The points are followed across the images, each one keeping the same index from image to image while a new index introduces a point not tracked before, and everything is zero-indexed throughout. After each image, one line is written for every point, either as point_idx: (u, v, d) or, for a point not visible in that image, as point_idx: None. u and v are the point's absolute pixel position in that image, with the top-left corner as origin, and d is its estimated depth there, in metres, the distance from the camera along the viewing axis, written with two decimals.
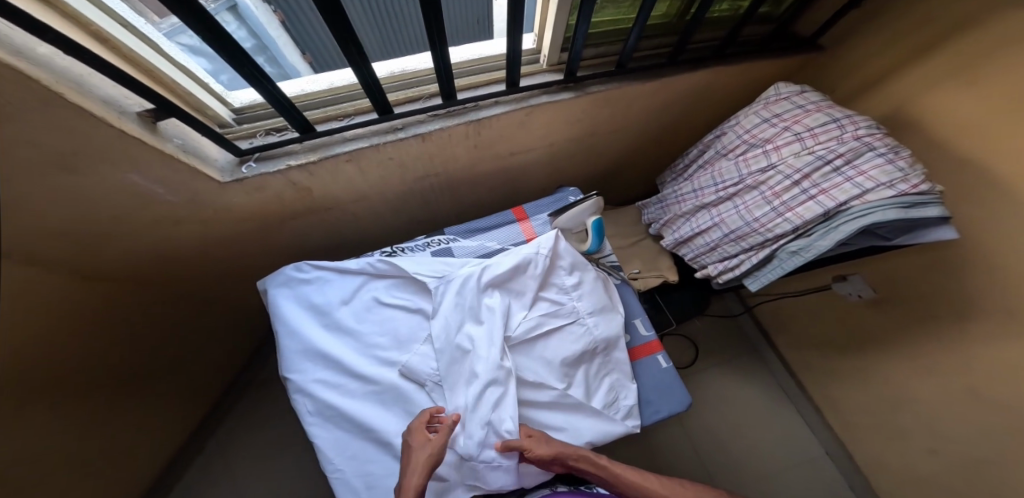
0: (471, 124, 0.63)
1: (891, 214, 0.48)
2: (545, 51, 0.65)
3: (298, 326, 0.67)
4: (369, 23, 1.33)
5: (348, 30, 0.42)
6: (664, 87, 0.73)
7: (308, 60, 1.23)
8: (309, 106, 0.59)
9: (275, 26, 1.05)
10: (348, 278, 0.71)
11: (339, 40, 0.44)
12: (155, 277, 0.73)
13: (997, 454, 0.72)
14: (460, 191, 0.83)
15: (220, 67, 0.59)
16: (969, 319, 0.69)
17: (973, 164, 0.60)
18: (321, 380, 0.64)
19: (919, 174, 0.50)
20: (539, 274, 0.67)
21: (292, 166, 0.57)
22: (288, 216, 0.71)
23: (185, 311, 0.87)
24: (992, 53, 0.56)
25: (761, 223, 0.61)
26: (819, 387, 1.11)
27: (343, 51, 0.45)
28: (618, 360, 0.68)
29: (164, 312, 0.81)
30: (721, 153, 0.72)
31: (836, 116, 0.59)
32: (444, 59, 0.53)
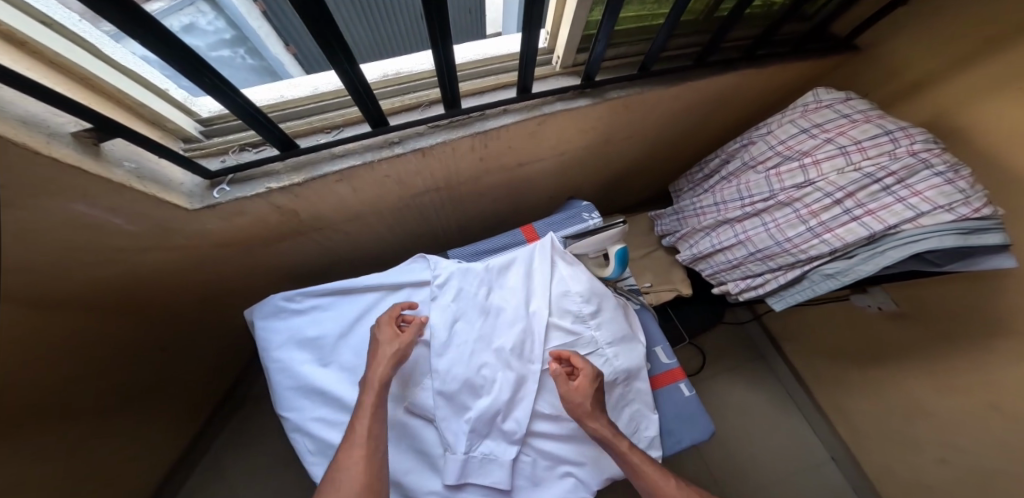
0: (478, 135, 0.56)
1: (950, 242, 0.43)
2: (560, 52, 0.58)
3: (291, 363, 0.60)
4: (362, 19, 1.24)
5: (333, 32, 0.35)
6: (687, 91, 0.66)
7: (293, 52, 1.13)
8: (291, 116, 0.51)
9: (255, 15, 0.93)
10: (346, 308, 0.64)
11: (321, 43, 0.36)
12: (94, 321, 0.58)
13: (1014, 474, 0.70)
14: (462, 204, 0.76)
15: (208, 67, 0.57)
16: (998, 338, 0.67)
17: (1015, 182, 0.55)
18: (321, 419, 0.58)
19: (980, 197, 0.45)
20: (552, 268, 0.65)
21: (274, 189, 0.50)
22: (271, 238, 0.62)
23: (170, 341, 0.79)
24: None
25: (794, 243, 0.57)
26: (829, 398, 1.09)
27: (325, 53, 0.37)
28: (641, 391, 0.64)
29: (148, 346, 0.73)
30: (749, 165, 0.67)
31: (888, 128, 0.54)
32: (449, 61, 0.45)
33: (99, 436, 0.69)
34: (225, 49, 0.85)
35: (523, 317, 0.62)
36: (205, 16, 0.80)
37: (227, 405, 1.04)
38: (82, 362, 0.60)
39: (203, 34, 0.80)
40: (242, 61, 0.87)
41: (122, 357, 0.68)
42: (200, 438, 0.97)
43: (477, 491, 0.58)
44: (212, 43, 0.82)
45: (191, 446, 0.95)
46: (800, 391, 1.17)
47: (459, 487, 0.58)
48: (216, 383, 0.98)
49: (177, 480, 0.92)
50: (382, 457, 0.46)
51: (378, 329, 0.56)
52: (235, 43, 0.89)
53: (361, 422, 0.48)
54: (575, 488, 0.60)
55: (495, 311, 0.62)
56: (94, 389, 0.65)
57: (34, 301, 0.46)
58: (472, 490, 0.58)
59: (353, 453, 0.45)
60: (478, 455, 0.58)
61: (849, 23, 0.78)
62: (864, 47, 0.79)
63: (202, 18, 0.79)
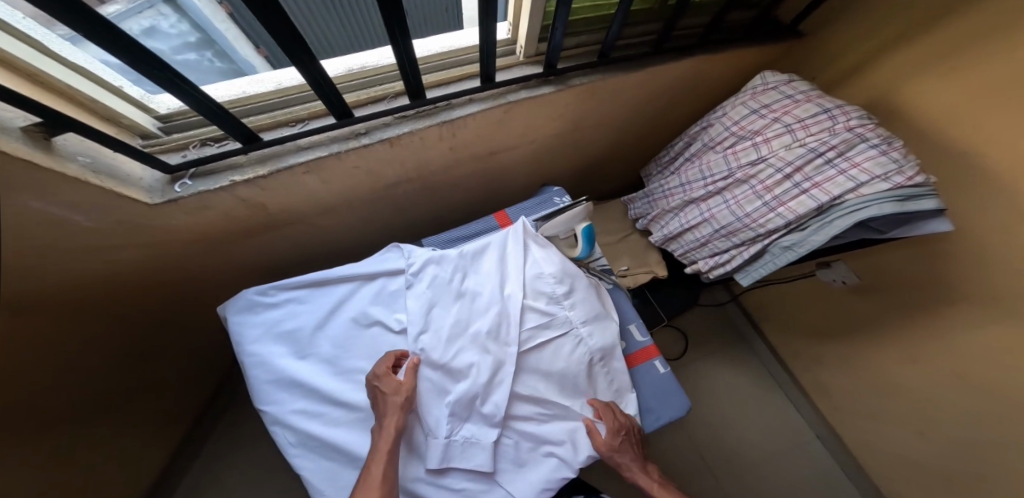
0: (444, 125, 0.58)
1: (888, 208, 0.46)
2: (522, 42, 0.59)
3: (267, 356, 0.61)
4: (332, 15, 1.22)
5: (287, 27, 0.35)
6: (650, 77, 0.69)
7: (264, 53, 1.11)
8: (253, 110, 0.51)
9: (221, 16, 0.90)
10: (321, 301, 0.65)
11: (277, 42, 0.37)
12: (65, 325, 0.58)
13: (975, 431, 0.75)
14: (436, 195, 0.77)
15: None
16: (951, 303, 0.71)
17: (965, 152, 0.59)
18: (301, 410, 0.59)
19: (913, 166, 0.48)
20: (524, 253, 0.67)
21: (238, 182, 0.49)
22: (242, 233, 0.63)
23: (150, 346, 0.78)
24: (979, 41, 0.55)
25: (753, 218, 0.60)
26: (807, 372, 1.13)
27: (284, 50, 0.38)
28: (618, 370, 0.66)
29: (125, 352, 0.72)
30: (709, 146, 0.70)
31: (827, 106, 0.57)
32: (408, 54, 0.46)
33: (81, 446, 0.68)
34: (190, 54, 0.82)
35: (498, 300, 0.64)
36: (162, 26, 0.78)
37: (213, 409, 1.02)
38: (59, 368, 0.59)
39: (166, 44, 0.78)
40: (212, 66, 0.85)
41: (101, 363, 0.67)
42: (187, 446, 0.95)
43: (463, 474, 0.60)
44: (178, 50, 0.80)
45: (179, 453, 0.94)
46: (775, 364, 1.22)
47: (443, 472, 0.59)
48: (200, 388, 0.97)
49: (167, 488, 0.91)
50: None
51: (378, 377, 0.55)
52: (201, 46, 0.88)
53: (376, 465, 0.50)
54: (558, 468, 0.61)
55: (469, 295, 0.64)
56: (73, 397, 0.64)
57: (8, 304, 0.46)
58: (457, 473, 0.60)
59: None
60: (459, 439, 0.59)
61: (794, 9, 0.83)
62: (814, 31, 0.83)
63: (160, 27, 0.78)
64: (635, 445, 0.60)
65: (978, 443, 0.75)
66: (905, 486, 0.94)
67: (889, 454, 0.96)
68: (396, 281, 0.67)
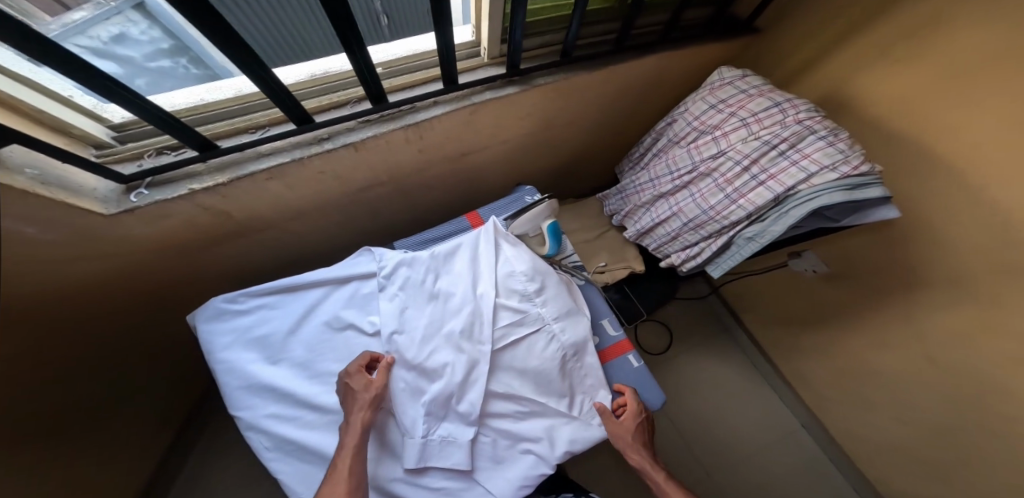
0: (410, 128, 0.58)
1: (837, 197, 0.48)
2: (485, 43, 0.60)
3: (239, 362, 0.62)
4: None
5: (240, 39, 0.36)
6: (612, 75, 0.71)
7: None
8: (212, 117, 0.51)
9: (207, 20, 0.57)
10: (292, 306, 0.67)
11: (228, 51, 0.37)
12: None
13: (950, 413, 0.77)
14: (410, 197, 0.77)
15: (133, 71, 0.50)
16: (915, 288, 0.73)
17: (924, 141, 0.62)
18: (275, 414, 0.60)
19: (859, 155, 0.50)
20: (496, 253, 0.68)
21: (196, 190, 0.50)
22: (209, 241, 0.62)
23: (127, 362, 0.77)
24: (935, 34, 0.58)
25: (717, 210, 0.61)
26: (788, 362, 1.15)
27: (233, 58, 0.38)
28: (591, 364, 0.67)
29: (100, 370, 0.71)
30: (674, 141, 0.71)
31: (778, 100, 0.59)
32: (365, 61, 0.47)
33: (62, 466, 0.67)
34: (165, 62, 0.53)
35: (471, 300, 0.64)
36: (140, 29, 0.49)
37: (195, 422, 1.00)
38: (32, 390, 0.57)
39: (136, 49, 0.49)
40: (191, 78, 0.57)
41: (76, 382, 0.66)
42: (170, 460, 0.93)
43: (442, 473, 0.60)
44: (150, 56, 0.51)
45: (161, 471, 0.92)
46: (756, 353, 1.25)
47: (422, 471, 0.59)
48: (181, 402, 0.95)
49: None
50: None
51: (348, 376, 0.56)
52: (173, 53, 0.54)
53: (343, 460, 0.51)
54: (535, 465, 0.61)
55: (442, 295, 0.65)
56: (49, 417, 0.62)
57: None
58: (436, 472, 0.60)
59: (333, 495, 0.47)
60: (436, 438, 0.59)
61: (752, 6, 0.86)
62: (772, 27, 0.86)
63: (135, 31, 0.48)
64: (647, 429, 0.64)
65: (950, 422, 0.77)
66: (886, 467, 0.97)
67: (868, 437, 0.99)
68: (367, 284, 0.68)
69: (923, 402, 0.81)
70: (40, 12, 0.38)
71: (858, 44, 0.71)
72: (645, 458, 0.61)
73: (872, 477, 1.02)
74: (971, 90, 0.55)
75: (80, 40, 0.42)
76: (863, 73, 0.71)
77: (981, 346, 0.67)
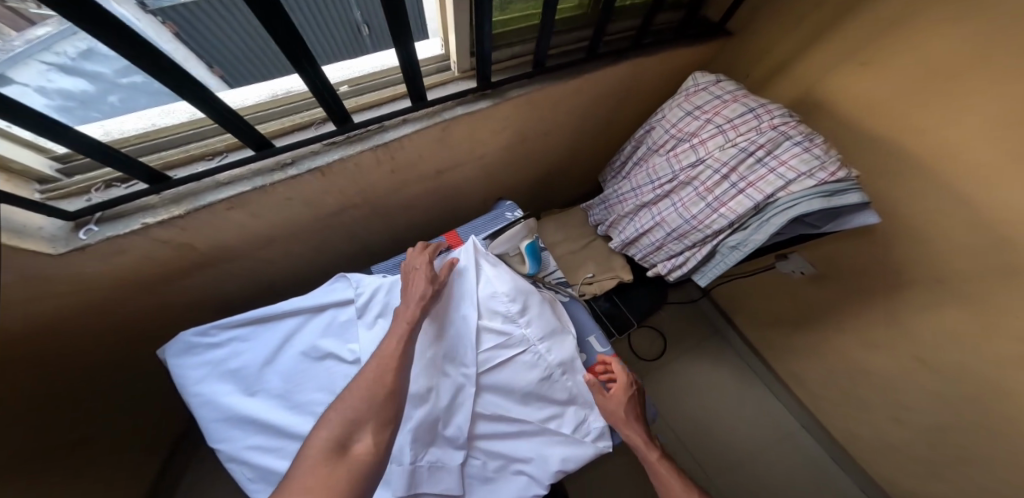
0: (380, 148, 0.56)
1: (816, 205, 0.47)
2: (454, 57, 0.59)
3: (214, 397, 0.60)
4: None
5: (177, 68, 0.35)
6: (587, 83, 0.70)
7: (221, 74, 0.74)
8: (165, 145, 0.48)
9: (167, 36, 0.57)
10: (266, 338, 0.64)
11: (162, 78, 0.35)
12: None
13: (950, 411, 0.75)
14: (387, 217, 0.75)
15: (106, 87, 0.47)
16: (901, 288, 0.73)
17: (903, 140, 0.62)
18: (255, 445, 0.58)
19: (836, 160, 0.49)
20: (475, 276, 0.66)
21: (151, 224, 0.47)
22: (174, 274, 0.59)
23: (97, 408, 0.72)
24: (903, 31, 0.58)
25: (699, 220, 0.60)
26: (782, 362, 1.14)
27: (171, 85, 0.36)
28: (580, 382, 0.65)
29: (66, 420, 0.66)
30: (653, 149, 0.70)
31: (752, 105, 0.59)
32: (322, 81, 0.45)
33: None
34: (138, 77, 0.49)
35: (452, 323, 0.64)
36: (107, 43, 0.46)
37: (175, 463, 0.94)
38: None
39: (107, 65, 0.47)
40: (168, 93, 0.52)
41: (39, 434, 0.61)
42: None
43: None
44: (122, 72, 0.48)
45: None
46: (750, 355, 1.24)
47: None
48: (162, 442, 0.90)
49: None
50: (401, 372, 0.52)
51: (417, 265, 0.64)
52: None
53: (391, 341, 0.55)
54: (528, 486, 0.59)
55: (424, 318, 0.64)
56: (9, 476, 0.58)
57: None
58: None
59: (381, 361, 0.53)
60: (425, 464, 0.56)
61: (722, 9, 0.86)
62: (744, 30, 0.87)
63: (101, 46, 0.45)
64: (638, 403, 0.62)
65: (951, 421, 0.76)
66: (888, 466, 0.96)
67: (868, 436, 0.98)
68: (346, 310, 0.66)
69: (921, 401, 0.80)
70: (7, 28, 0.38)
71: (827, 46, 0.71)
72: (640, 431, 0.59)
73: (874, 475, 1.01)
74: (941, 89, 0.56)
75: (47, 57, 0.42)
76: (835, 75, 0.71)
77: (968, 342, 0.66)
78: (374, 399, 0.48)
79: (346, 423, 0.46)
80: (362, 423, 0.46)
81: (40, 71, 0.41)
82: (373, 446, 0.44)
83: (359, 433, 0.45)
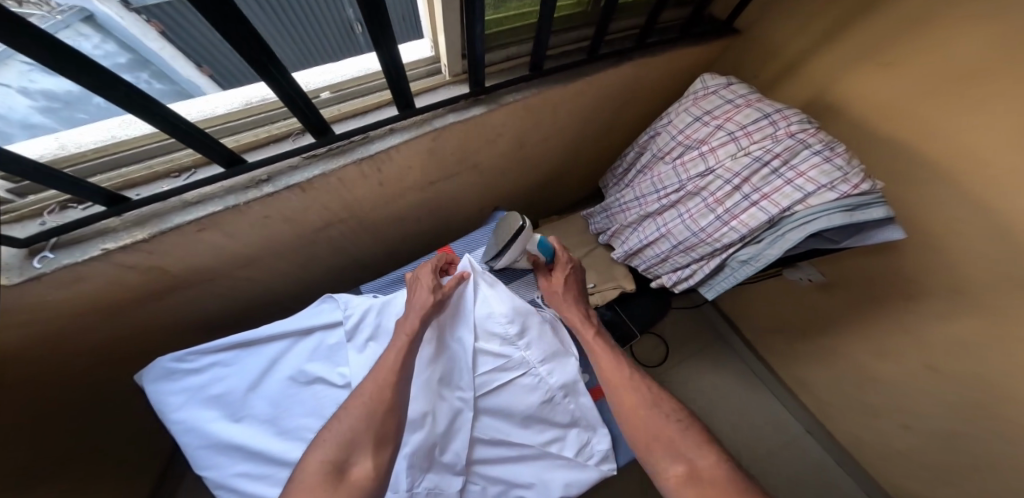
0: (364, 161, 0.52)
1: (837, 220, 0.44)
2: (444, 60, 0.55)
3: (194, 424, 0.56)
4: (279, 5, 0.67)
5: (116, 79, 0.31)
6: (588, 86, 0.66)
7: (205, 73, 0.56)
8: (126, 159, 0.44)
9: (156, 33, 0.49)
10: (251, 362, 0.60)
11: (99, 90, 0.32)
12: None
13: (966, 425, 0.72)
14: (377, 230, 0.71)
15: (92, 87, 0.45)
16: (916, 299, 0.69)
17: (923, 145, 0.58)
18: (243, 473, 0.54)
19: (858, 172, 0.45)
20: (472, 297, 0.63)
21: (112, 250, 0.43)
22: (148, 299, 0.55)
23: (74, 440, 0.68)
24: (923, 30, 0.55)
25: (708, 233, 0.56)
26: (788, 370, 1.11)
27: (105, 96, 0.32)
28: (584, 405, 0.61)
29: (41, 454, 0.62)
30: (658, 156, 0.67)
31: (767, 110, 0.55)
32: (294, 88, 0.41)
33: None
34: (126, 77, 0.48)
35: (448, 346, 0.61)
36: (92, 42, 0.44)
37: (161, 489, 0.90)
38: None
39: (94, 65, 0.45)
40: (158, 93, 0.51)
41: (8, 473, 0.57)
42: None
43: None
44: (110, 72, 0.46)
45: None
46: (755, 360, 1.21)
47: None
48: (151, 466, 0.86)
49: None
50: (401, 386, 0.49)
51: (419, 277, 0.62)
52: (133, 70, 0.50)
53: (391, 354, 0.52)
54: None
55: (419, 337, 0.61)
56: None
57: None
58: None
59: (379, 376, 0.49)
60: (422, 492, 0.52)
61: (728, 6, 0.82)
62: (751, 28, 0.83)
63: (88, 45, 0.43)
64: (581, 289, 0.69)
65: (968, 435, 0.73)
66: (898, 477, 0.93)
67: (877, 445, 0.95)
68: (334, 331, 0.62)
69: (935, 412, 0.77)
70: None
71: (841, 45, 0.67)
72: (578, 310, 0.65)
73: (882, 482, 0.98)
74: (965, 91, 0.52)
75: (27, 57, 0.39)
76: (849, 75, 0.67)
77: (986, 352, 0.63)
78: (372, 418, 0.45)
79: (341, 444, 0.42)
80: (358, 444, 0.43)
81: (21, 73, 0.39)
82: (372, 469, 0.41)
83: (356, 455, 0.42)
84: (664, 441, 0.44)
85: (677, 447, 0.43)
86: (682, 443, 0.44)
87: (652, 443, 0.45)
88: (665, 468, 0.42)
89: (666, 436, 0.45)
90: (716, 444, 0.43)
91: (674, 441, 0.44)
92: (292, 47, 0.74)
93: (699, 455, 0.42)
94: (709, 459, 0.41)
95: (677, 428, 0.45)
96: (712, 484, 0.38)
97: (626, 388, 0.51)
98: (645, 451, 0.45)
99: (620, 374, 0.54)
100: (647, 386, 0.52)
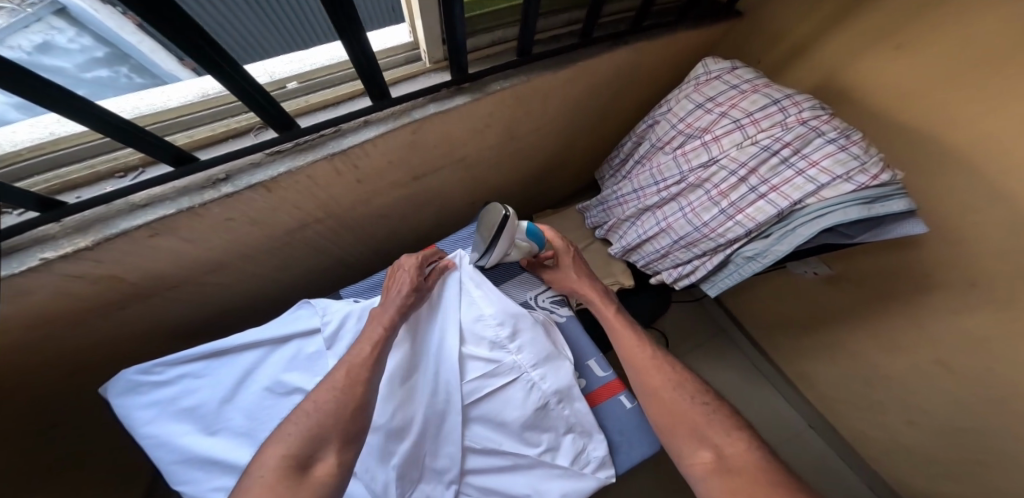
0: (335, 157, 0.48)
1: (856, 213, 0.39)
2: (424, 45, 0.50)
3: (165, 438, 0.52)
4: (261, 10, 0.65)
5: (48, 83, 0.27)
6: (581, 73, 0.61)
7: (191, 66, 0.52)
8: (65, 159, 0.40)
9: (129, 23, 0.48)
10: (224, 371, 0.56)
11: (32, 97, 0.27)
12: None
13: (976, 422, 0.70)
14: (359, 229, 0.67)
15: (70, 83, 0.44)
16: (925, 293, 0.66)
17: (938, 132, 0.54)
18: (218, 491, 0.50)
19: (876, 162, 0.41)
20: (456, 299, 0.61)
21: (51, 259, 0.38)
22: (110, 309, 0.51)
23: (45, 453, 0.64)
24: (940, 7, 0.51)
25: (711, 228, 0.53)
26: (792, 365, 1.08)
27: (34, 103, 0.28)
28: (579, 411, 0.57)
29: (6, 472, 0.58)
30: (657, 146, 0.63)
31: (775, 96, 0.51)
32: (253, 83, 0.37)
33: None
34: (103, 71, 0.47)
35: (435, 349, 0.57)
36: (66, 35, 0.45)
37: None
38: None
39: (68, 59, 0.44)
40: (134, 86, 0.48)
41: None
42: None
43: None
44: (85, 67, 0.46)
45: None
46: (759, 355, 1.18)
47: None
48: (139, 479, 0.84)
49: None
50: (374, 381, 0.46)
51: (402, 275, 0.61)
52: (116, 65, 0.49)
53: (362, 346, 0.50)
54: None
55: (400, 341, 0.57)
56: None
57: None
58: None
59: (353, 363, 0.48)
60: None
61: None
62: (753, 10, 0.78)
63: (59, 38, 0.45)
64: (590, 271, 0.71)
65: (978, 432, 0.70)
66: (904, 472, 0.90)
67: (883, 441, 0.92)
68: (312, 339, 0.59)
69: (943, 408, 0.74)
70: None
71: (850, 25, 0.62)
72: (587, 289, 0.67)
73: (887, 477, 0.95)
74: (983, 73, 0.48)
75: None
76: (858, 58, 0.63)
77: (1003, 350, 0.60)
78: (342, 412, 0.42)
79: (306, 438, 0.39)
80: (327, 438, 0.40)
81: None
82: (337, 465, 0.39)
83: (323, 450, 0.39)
84: (693, 429, 0.45)
85: (704, 434, 0.45)
86: (709, 428, 0.45)
87: (680, 425, 0.46)
88: (695, 454, 0.43)
89: (694, 418, 0.46)
90: (744, 429, 0.45)
91: (700, 424, 0.45)
92: (281, 44, 0.73)
93: (726, 443, 0.43)
94: (735, 442, 0.43)
95: (704, 413, 0.47)
96: (744, 472, 0.39)
97: (649, 369, 0.53)
98: (672, 441, 0.46)
99: (642, 355, 0.55)
100: (670, 367, 0.53)
